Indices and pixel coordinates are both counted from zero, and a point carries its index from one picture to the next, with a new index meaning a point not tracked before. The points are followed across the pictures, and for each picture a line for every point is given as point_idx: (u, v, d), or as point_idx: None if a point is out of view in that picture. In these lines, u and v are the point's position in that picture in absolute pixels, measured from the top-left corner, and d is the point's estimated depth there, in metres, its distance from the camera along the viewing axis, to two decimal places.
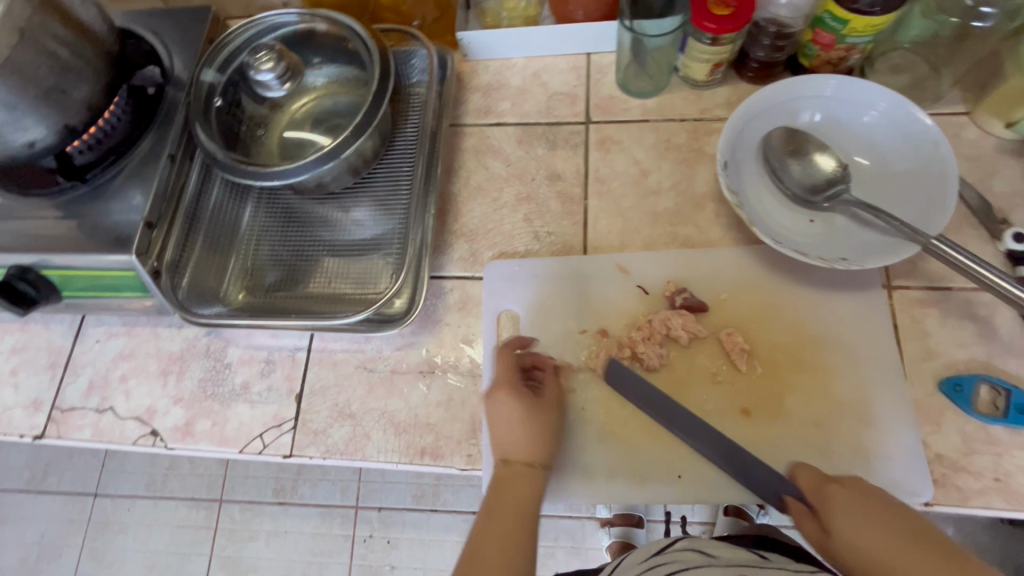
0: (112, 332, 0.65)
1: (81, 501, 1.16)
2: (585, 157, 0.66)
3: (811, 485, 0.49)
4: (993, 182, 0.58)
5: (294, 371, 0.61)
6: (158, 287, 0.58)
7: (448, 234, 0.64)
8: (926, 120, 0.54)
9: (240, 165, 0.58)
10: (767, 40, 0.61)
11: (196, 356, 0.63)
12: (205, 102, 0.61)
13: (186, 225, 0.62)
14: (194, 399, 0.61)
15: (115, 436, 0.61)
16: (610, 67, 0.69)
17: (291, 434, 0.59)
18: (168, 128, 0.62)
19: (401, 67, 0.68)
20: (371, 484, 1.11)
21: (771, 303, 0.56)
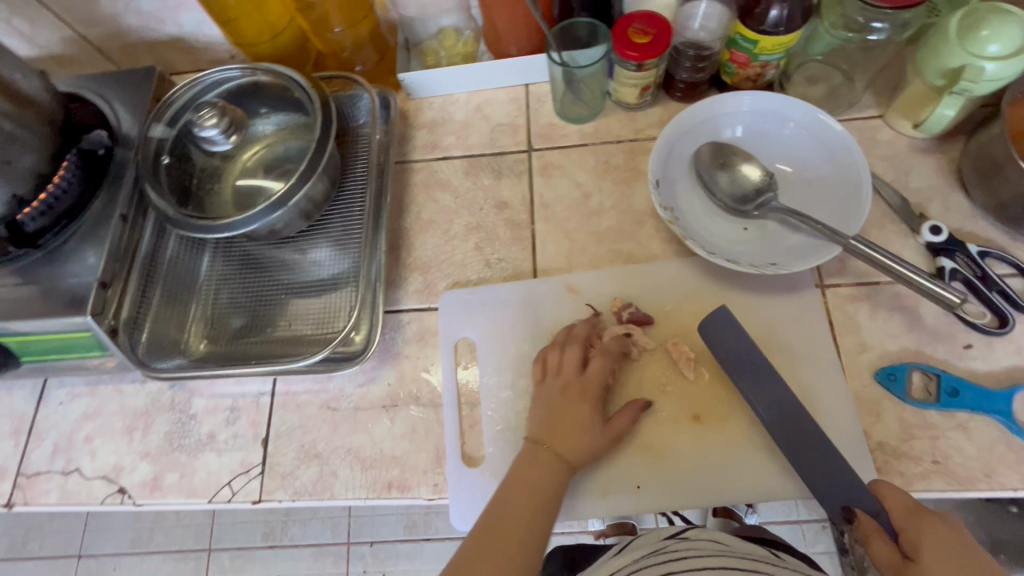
0: (75, 393, 0.66)
1: (64, 564, 1.14)
2: (529, 183, 0.69)
3: (896, 504, 0.45)
4: (909, 179, 0.61)
5: (258, 416, 0.62)
6: (116, 345, 0.59)
7: (403, 268, 0.66)
8: (839, 127, 0.57)
9: (191, 219, 0.59)
10: (688, 62, 0.64)
11: (160, 409, 0.64)
12: (154, 160, 0.63)
13: (143, 281, 0.63)
14: (160, 452, 0.62)
15: (83, 498, 0.61)
16: (547, 96, 0.73)
17: (259, 479, 0.59)
18: (118, 188, 0.63)
19: (346, 110, 0.70)
20: (361, 519, 1.11)
21: (712, 310, 0.58)
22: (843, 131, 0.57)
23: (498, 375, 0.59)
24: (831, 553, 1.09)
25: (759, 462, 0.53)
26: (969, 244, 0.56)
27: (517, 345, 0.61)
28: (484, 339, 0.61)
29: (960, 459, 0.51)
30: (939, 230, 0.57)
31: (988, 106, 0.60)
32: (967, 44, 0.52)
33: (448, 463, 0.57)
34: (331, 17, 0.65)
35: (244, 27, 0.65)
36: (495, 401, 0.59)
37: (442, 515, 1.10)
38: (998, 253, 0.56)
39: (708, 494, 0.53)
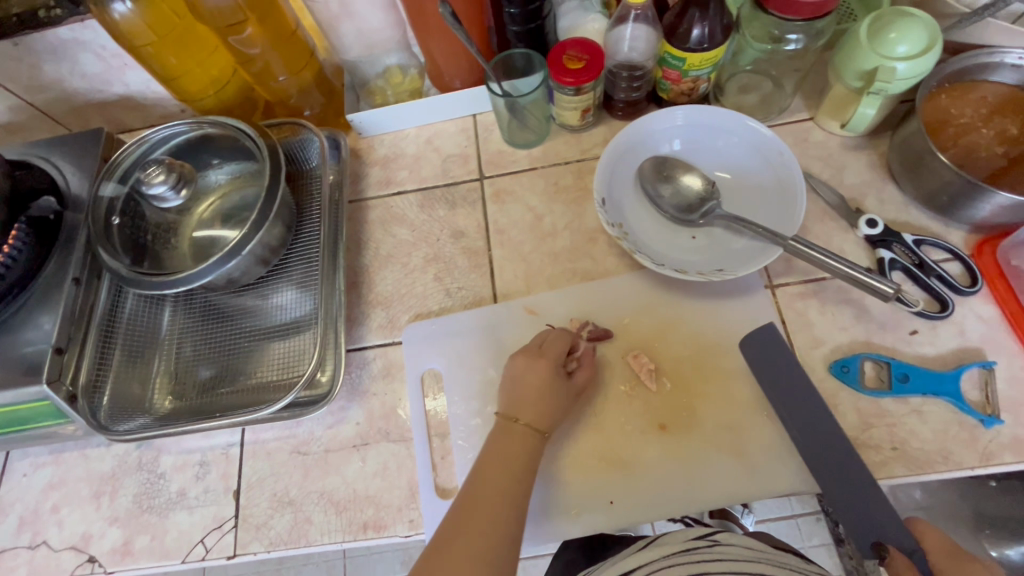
0: (39, 463, 0.64)
1: None
2: (483, 211, 0.70)
3: (935, 548, 0.47)
4: (844, 176, 0.64)
5: (228, 469, 0.61)
6: (74, 411, 0.58)
7: (364, 305, 0.66)
8: (770, 133, 0.59)
9: (145, 278, 0.59)
10: (623, 82, 0.67)
11: (128, 471, 0.63)
12: (105, 221, 0.62)
13: (101, 342, 0.62)
14: (130, 516, 0.60)
15: (51, 571, 0.59)
16: (494, 124, 0.75)
17: (232, 533, 0.58)
18: (70, 252, 0.63)
19: (297, 155, 0.71)
20: (356, 560, 1.08)
21: (670, 321, 0.60)
22: (775, 137, 0.60)
23: (467, 403, 0.60)
24: (828, 545, 1.09)
25: (729, 467, 0.54)
26: (904, 234, 0.59)
27: (483, 371, 0.61)
28: (449, 369, 0.62)
29: (917, 443, 0.52)
30: (875, 223, 0.59)
31: (909, 101, 0.63)
32: (878, 48, 0.55)
33: (422, 497, 0.57)
34: (273, 66, 0.66)
35: (188, 84, 0.66)
36: (464, 430, 0.59)
37: None
38: (932, 240, 0.58)
39: (680, 502, 0.53)
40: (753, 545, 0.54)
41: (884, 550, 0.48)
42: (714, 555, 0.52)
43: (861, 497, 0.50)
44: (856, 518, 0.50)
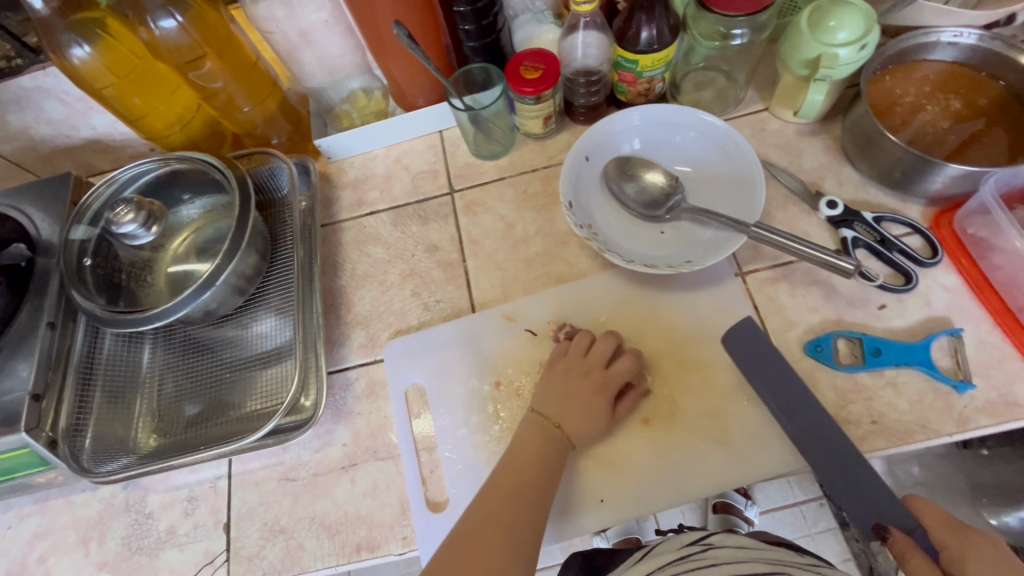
0: (23, 513, 0.63)
1: None
2: (455, 224, 0.71)
3: (935, 524, 0.47)
4: (802, 161, 0.65)
5: (217, 502, 0.61)
6: (56, 456, 0.58)
7: (344, 326, 0.67)
8: (726, 125, 0.61)
9: (119, 316, 0.59)
10: (582, 88, 0.68)
11: (115, 514, 0.62)
12: (76, 263, 0.62)
13: (81, 385, 0.62)
14: (119, 559, 0.60)
15: None
16: (461, 139, 0.76)
17: (224, 567, 0.57)
18: (44, 297, 0.63)
19: (268, 183, 0.72)
20: None
21: (646, 315, 0.60)
22: (730, 128, 0.61)
23: (452, 414, 0.60)
24: (834, 529, 1.08)
25: (715, 455, 0.54)
26: (864, 213, 0.60)
27: (466, 382, 0.61)
28: (432, 382, 0.62)
29: (895, 415, 0.53)
30: (835, 204, 0.61)
31: (856, 85, 0.66)
32: (819, 36, 0.57)
33: (414, 513, 0.56)
34: (236, 97, 0.66)
35: (154, 122, 0.67)
36: (452, 442, 0.59)
37: None
38: (890, 216, 0.60)
39: (671, 495, 0.54)
40: (746, 544, 0.55)
41: (885, 531, 0.48)
42: (706, 560, 0.53)
43: (859, 482, 0.50)
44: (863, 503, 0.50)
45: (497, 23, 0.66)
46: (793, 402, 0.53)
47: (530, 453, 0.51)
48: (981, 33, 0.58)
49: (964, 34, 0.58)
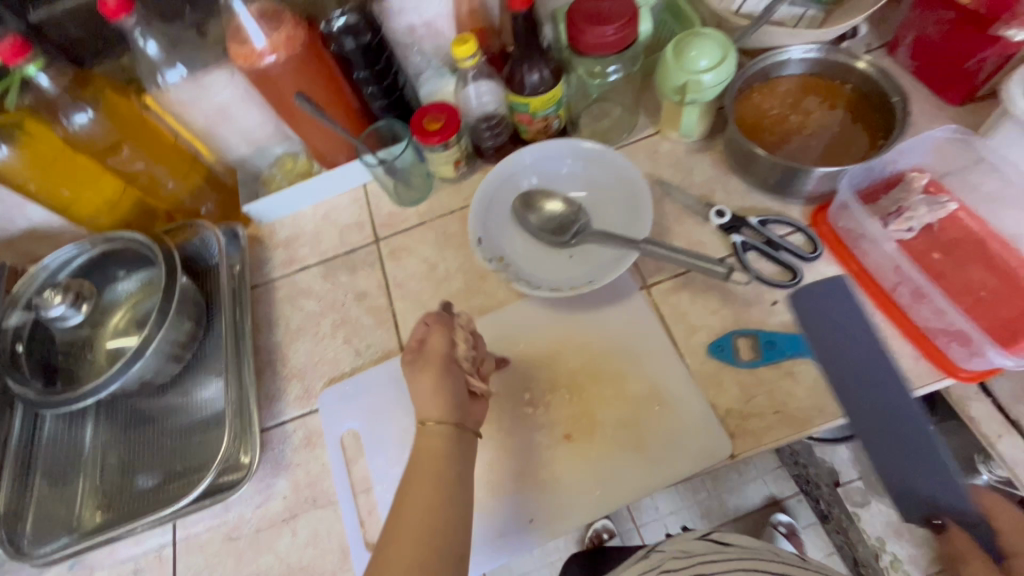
0: None
1: None
2: (382, 270, 0.74)
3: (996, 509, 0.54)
4: (693, 177, 0.71)
5: (163, 570, 0.61)
6: None
7: (280, 380, 0.69)
8: (611, 152, 0.67)
9: (51, 396, 0.60)
10: (486, 132, 0.74)
11: None
12: (9, 351, 0.64)
13: (20, 469, 0.64)
14: None
15: None
16: (383, 189, 0.79)
17: None
18: None
19: (199, 252, 0.75)
20: None
21: (571, 336, 0.64)
22: (615, 154, 0.67)
23: (386, 454, 0.62)
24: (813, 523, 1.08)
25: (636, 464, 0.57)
26: (751, 218, 0.65)
27: (398, 420, 0.64)
28: (366, 425, 0.64)
29: (796, 402, 0.56)
30: (723, 213, 0.65)
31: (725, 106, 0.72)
32: (683, 65, 0.63)
33: (354, 556, 0.58)
34: (158, 176, 0.71)
35: (80, 208, 0.70)
36: (388, 484, 0.61)
37: None
38: (773, 218, 0.65)
39: (596, 503, 0.56)
40: (750, 544, 0.57)
41: (939, 522, 0.51)
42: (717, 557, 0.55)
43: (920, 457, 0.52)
44: (904, 491, 0.52)
45: (398, 83, 0.72)
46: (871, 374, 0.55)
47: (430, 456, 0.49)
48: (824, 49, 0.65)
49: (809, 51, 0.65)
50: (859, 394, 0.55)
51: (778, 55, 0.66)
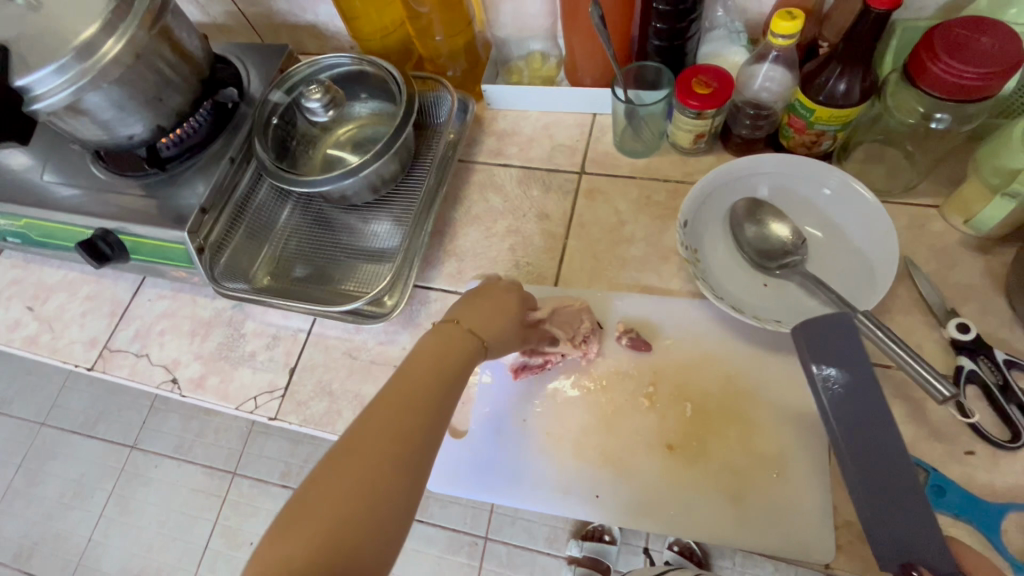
0: (162, 293, 0.74)
1: (119, 451, 1.47)
2: (305, 348, 0.66)
3: None
4: (491, 263, 0.67)
5: (293, 348, 0.67)
6: (176, 389, 0.67)
7: (211, 388, 0.67)
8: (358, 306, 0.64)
9: (212, 270, 0.68)
10: (359, 231, 0.73)
11: (220, 322, 0.70)
12: (121, 231, 0.68)
13: (203, 312, 0.72)
14: (210, 357, 0.68)
15: (68, 357, 0.73)
16: (291, 234, 0.74)
17: (221, 402, 0.66)
18: (176, 189, 0.70)
19: (189, 190, 0.70)
20: None
21: (417, 357, 0.44)
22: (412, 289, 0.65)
23: None
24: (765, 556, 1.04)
25: (728, 514, 0.51)
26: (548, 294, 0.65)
27: None
28: None
29: None
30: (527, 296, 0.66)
31: (495, 182, 0.72)
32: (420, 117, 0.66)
33: None
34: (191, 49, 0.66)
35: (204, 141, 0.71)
36: None
37: None
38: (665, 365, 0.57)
39: None
40: None
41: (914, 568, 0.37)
42: None
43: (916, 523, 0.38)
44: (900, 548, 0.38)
45: (246, 136, 0.72)
46: (859, 395, 0.39)
47: (427, 360, 0.44)
48: (398, 213, 0.73)
49: (394, 219, 0.73)
50: (867, 428, 0.39)
51: (357, 229, 0.73)
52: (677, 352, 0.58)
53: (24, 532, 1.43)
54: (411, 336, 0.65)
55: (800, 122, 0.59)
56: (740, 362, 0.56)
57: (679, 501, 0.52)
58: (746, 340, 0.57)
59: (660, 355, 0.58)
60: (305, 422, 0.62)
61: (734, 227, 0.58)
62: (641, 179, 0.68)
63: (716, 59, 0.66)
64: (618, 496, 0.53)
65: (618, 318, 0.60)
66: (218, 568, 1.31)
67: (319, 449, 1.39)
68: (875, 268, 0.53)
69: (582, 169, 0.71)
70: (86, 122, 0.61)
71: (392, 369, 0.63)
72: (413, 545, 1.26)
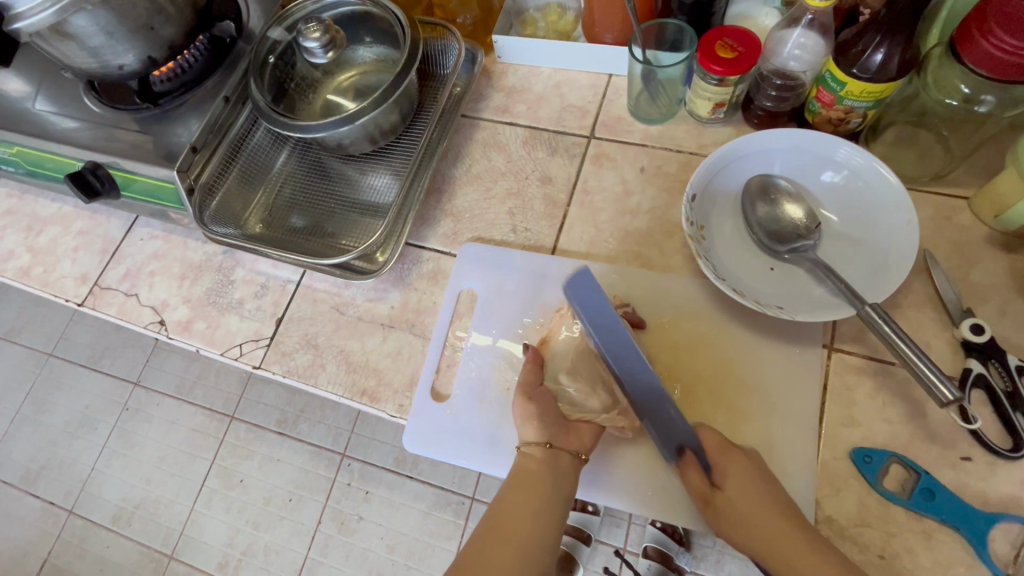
0: (154, 233, 0.73)
1: (123, 387, 1.50)
2: (292, 300, 0.65)
3: None
4: (488, 226, 0.64)
5: (282, 298, 0.66)
6: (164, 331, 0.67)
7: (197, 332, 0.66)
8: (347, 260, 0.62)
9: (202, 211, 0.65)
10: (356, 182, 0.71)
11: (210, 268, 0.69)
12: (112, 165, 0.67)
13: (193, 254, 0.70)
14: (199, 301, 0.67)
15: (58, 291, 0.72)
16: (286, 181, 0.72)
17: (208, 348, 0.65)
18: (168, 126, 0.68)
19: (182, 127, 0.67)
20: (311, 426, 1.38)
21: (525, 495, 0.50)
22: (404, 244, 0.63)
23: None
24: None
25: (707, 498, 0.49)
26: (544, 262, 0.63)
27: None
28: None
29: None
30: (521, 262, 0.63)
31: (499, 142, 0.69)
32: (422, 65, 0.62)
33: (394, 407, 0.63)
34: None
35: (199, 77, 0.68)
36: None
37: (367, 428, 1.36)
38: (657, 344, 0.55)
39: None
40: None
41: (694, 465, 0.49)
42: None
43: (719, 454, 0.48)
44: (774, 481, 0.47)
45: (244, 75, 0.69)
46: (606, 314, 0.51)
47: (531, 488, 0.50)
48: (398, 167, 0.70)
49: (392, 174, 0.70)
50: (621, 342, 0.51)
51: (355, 181, 0.71)
52: (672, 330, 0.55)
53: (30, 457, 1.48)
54: (401, 295, 0.63)
55: (829, 95, 0.54)
56: (736, 347, 0.54)
57: (655, 482, 0.52)
58: (743, 325, 0.54)
59: (653, 333, 0.56)
60: (289, 373, 0.62)
61: (744, 205, 0.55)
62: (652, 147, 0.65)
63: (744, 21, 0.61)
64: (601, 484, 0.53)
65: (613, 292, 0.58)
66: (214, 505, 1.35)
67: (315, 400, 1.41)
68: (888, 257, 0.50)
69: (591, 133, 0.67)
70: (74, 48, 0.58)
71: (379, 327, 0.62)
72: (401, 499, 1.28)
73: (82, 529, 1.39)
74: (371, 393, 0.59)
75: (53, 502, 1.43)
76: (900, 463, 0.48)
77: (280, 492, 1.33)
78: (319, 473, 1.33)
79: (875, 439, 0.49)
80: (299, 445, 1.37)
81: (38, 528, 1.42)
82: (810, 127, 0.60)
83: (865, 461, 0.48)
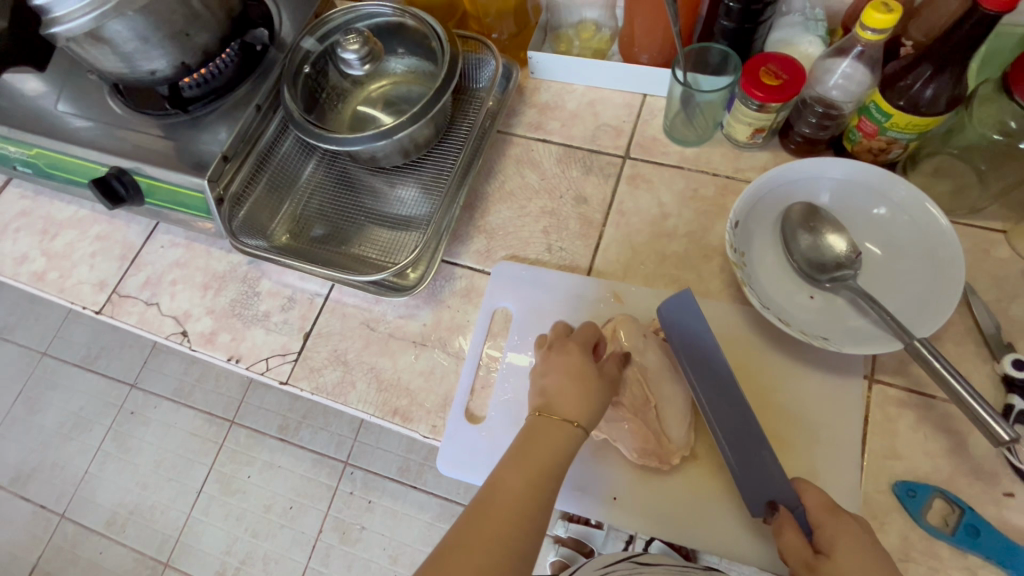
0: (175, 241, 0.71)
1: (119, 388, 1.47)
2: (319, 313, 0.64)
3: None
4: (520, 244, 0.64)
5: (309, 311, 0.64)
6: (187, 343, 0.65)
7: (220, 343, 0.64)
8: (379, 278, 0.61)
9: (230, 223, 0.64)
10: (385, 195, 0.70)
11: (235, 278, 0.68)
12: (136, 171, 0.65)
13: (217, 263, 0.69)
14: (224, 313, 0.66)
15: (74, 297, 0.71)
16: (313, 192, 0.71)
17: (234, 361, 0.63)
18: (197, 134, 0.66)
19: (212, 135, 0.66)
20: (313, 433, 1.36)
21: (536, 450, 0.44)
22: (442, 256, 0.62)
23: None
24: None
25: (746, 526, 0.50)
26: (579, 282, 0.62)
27: None
28: None
29: None
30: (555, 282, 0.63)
31: (531, 159, 0.68)
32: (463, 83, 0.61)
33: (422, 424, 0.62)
34: None
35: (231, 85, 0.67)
36: None
37: (370, 437, 1.34)
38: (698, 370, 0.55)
39: None
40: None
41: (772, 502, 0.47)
42: None
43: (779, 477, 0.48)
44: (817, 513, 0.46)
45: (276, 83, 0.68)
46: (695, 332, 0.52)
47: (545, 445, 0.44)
48: (427, 180, 0.69)
49: (421, 187, 0.69)
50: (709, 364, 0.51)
51: (383, 193, 0.70)
52: None
53: (21, 459, 1.44)
54: (433, 313, 0.62)
55: (872, 126, 0.54)
56: (777, 377, 0.53)
57: None
58: (785, 354, 0.54)
59: None
60: (317, 390, 0.60)
61: (787, 235, 0.55)
62: (688, 170, 0.64)
63: (786, 48, 0.61)
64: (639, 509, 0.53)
65: (652, 316, 0.57)
66: (212, 512, 1.32)
67: (318, 407, 1.39)
68: (933, 291, 0.50)
69: (627, 153, 0.67)
70: (107, 52, 0.57)
71: (411, 345, 0.61)
72: (403, 510, 1.27)
73: (74, 534, 1.36)
74: (402, 413, 0.58)
75: (44, 506, 1.39)
76: (943, 498, 0.47)
77: (280, 500, 1.31)
78: (321, 481, 1.31)
79: (917, 472, 0.49)
80: (300, 452, 1.35)
81: (27, 533, 1.38)
82: (848, 156, 0.60)
83: (908, 495, 0.48)
